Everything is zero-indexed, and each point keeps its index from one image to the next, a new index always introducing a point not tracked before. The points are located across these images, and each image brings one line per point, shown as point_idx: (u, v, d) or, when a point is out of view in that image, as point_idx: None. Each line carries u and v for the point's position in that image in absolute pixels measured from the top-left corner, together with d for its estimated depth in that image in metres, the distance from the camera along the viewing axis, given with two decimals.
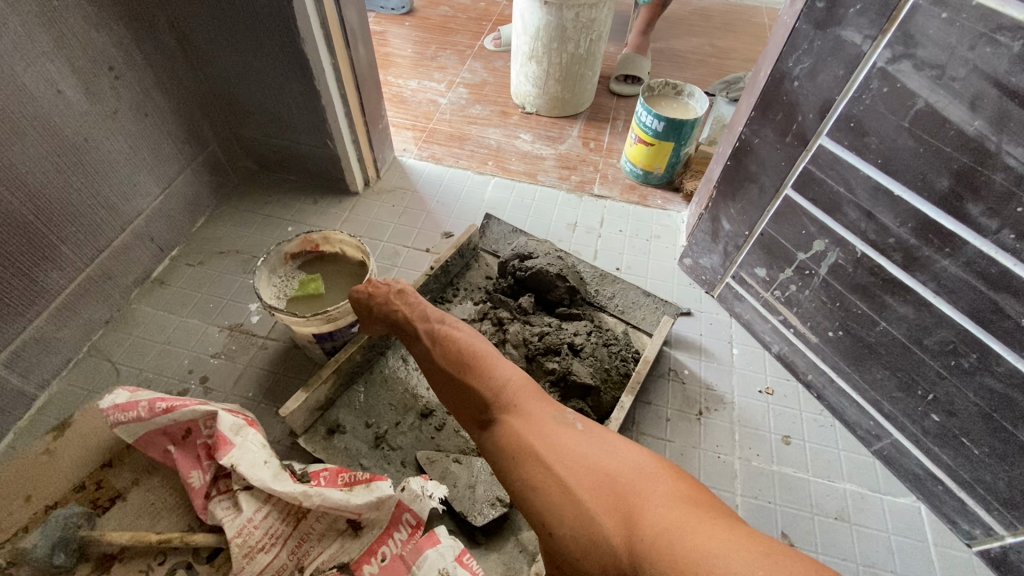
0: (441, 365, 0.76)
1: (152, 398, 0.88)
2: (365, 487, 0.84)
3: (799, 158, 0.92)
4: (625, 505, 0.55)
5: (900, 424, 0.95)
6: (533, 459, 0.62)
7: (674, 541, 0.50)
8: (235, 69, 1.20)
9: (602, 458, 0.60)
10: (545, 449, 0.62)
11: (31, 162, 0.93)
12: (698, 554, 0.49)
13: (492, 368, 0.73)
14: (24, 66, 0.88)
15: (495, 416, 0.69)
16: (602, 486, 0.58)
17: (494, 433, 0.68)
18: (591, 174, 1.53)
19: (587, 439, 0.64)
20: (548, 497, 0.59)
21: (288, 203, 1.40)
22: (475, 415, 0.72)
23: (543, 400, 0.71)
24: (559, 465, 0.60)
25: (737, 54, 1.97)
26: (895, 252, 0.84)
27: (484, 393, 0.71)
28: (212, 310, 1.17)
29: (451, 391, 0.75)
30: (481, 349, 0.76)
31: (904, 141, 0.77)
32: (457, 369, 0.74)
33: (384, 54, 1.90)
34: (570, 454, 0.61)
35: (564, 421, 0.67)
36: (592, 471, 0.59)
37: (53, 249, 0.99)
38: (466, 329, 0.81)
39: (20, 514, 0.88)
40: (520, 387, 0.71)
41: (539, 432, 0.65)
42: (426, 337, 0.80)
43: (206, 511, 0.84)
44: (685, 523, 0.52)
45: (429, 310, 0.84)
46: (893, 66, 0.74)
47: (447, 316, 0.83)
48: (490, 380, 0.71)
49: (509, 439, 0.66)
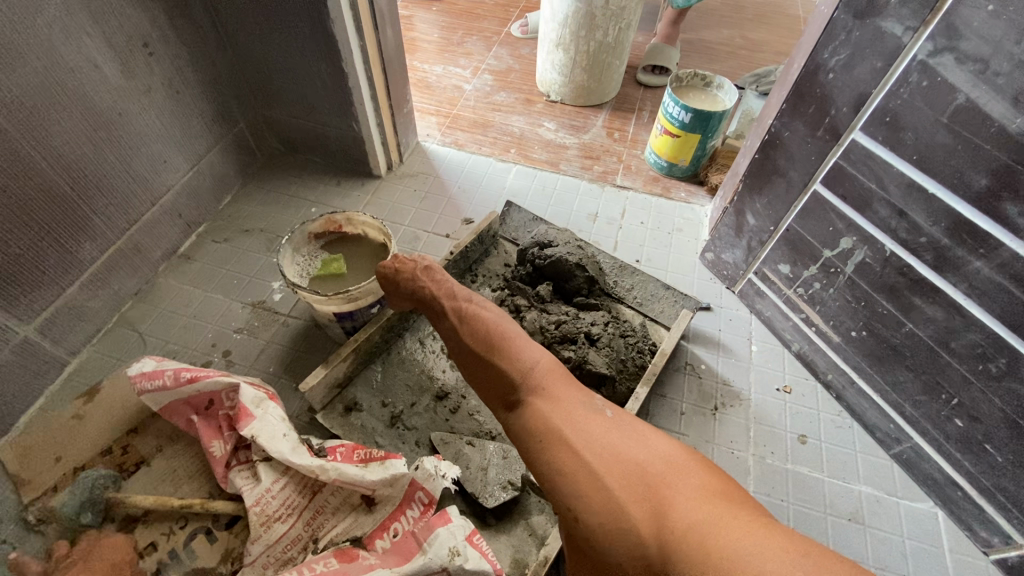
0: (468, 344, 0.77)
1: (177, 368, 0.90)
2: (380, 463, 0.86)
3: (830, 153, 0.90)
4: (656, 496, 0.55)
5: (921, 428, 0.93)
6: (560, 442, 0.62)
7: (707, 536, 0.50)
8: (265, 49, 1.21)
9: (632, 449, 0.60)
10: (574, 434, 0.63)
11: (67, 135, 0.95)
12: (734, 552, 0.48)
13: (519, 350, 0.74)
14: (63, 39, 0.91)
15: (523, 397, 0.69)
16: (631, 475, 0.58)
17: (521, 414, 0.68)
18: (614, 164, 1.52)
19: (615, 427, 0.64)
20: (576, 483, 0.59)
21: (311, 184, 1.42)
22: (501, 396, 0.72)
23: (572, 384, 0.71)
24: (588, 450, 0.61)
25: (768, 46, 1.93)
26: (925, 252, 0.82)
27: (512, 374, 0.71)
28: (236, 286, 1.19)
29: (477, 370, 0.75)
30: (507, 332, 0.77)
31: (942, 137, 0.75)
32: (485, 350, 0.75)
33: (410, 39, 1.90)
34: (598, 442, 0.61)
35: (593, 407, 0.67)
36: (621, 459, 0.59)
37: (86, 220, 1.02)
38: (494, 308, 0.82)
39: (49, 474, 0.92)
40: (548, 370, 0.71)
41: (567, 418, 0.65)
42: (452, 316, 0.81)
43: (226, 480, 0.87)
44: (718, 518, 0.52)
45: (455, 289, 0.85)
46: (935, 58, 0.72)
47: (475, 297, 0.84)
48: (517, 362, 0.72)
49: (536, 421, 0.66)
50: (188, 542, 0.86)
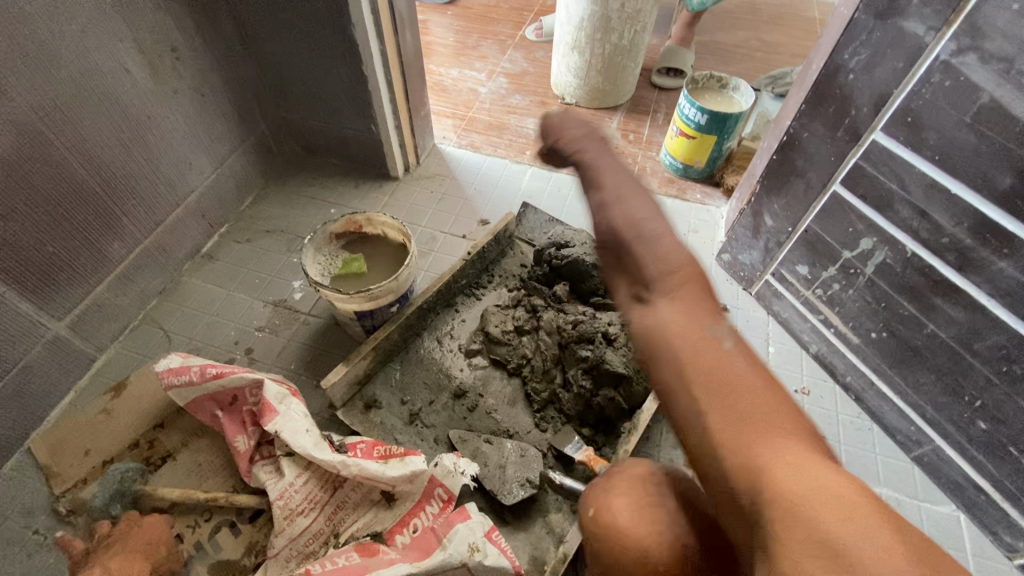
0: (613, 231, 0.68)
1: (203, 364, 0.93)
2: (399, 460, 0.88)
3: (850, 153, 0.90)
4: (754, 445, 0.45)
5: (943, 430, 0.92)
6: (663, 352, 0.53)
7: (801, 500, 0.40)
8: (286, 53, 1.23)
9: (741, 388, 0.49)
10: (686, 350, 0.52)
11: (99, 137, 0.98)
12: (827, 527, 0.38)
13: (667, 251, 0.63)
14: (97, 45, 0.93)
15: (656, 295, 0.59)
16: (732, 413, 0.47)
17: (646, 306, 0.58)
18: (629, 166, 1.53)
19: (731, 358, 0.51)
20: (675, 401, 0.51)
21: (330, 186, 1.44)
22: (632, 288, 0.63)
23: (709, 300, 0.58)
24: (694, 372, 0.50)
25: (784, 48, 1.93)
26: (948, 252, 0.81)
27: (659, 269, 0.62)
28: (259, 285, 1.22)
29: (618, 259, 0.68)
30: (652, 229, 0.66)
31: (965, 138, 0.74)
32: (627, 243, 0.66)
33: (426, 42, 1.93)
34: (705, 366, 0.50)
35: (712, 331, 0.53)
36: (730, 393, 0.48)
37: (116, 220, 1.05)
38: (647, 201, 0.70)
39: (78, 466, 0.95)
40: (691, 277, 0.60)
41: (680, 330, 0.54)
42: (607, 197, 0.71)
43: (250, 474, 0.89)
44: (824, 494, 0.40)
45: (603, 179, 0.74)
46: (958, 58, 0.72)
47: (621, 187, 0.72)
48: (657, 262, 0.62)
49: (648, 323, 0.56)
50: (213, 534, 0.88)
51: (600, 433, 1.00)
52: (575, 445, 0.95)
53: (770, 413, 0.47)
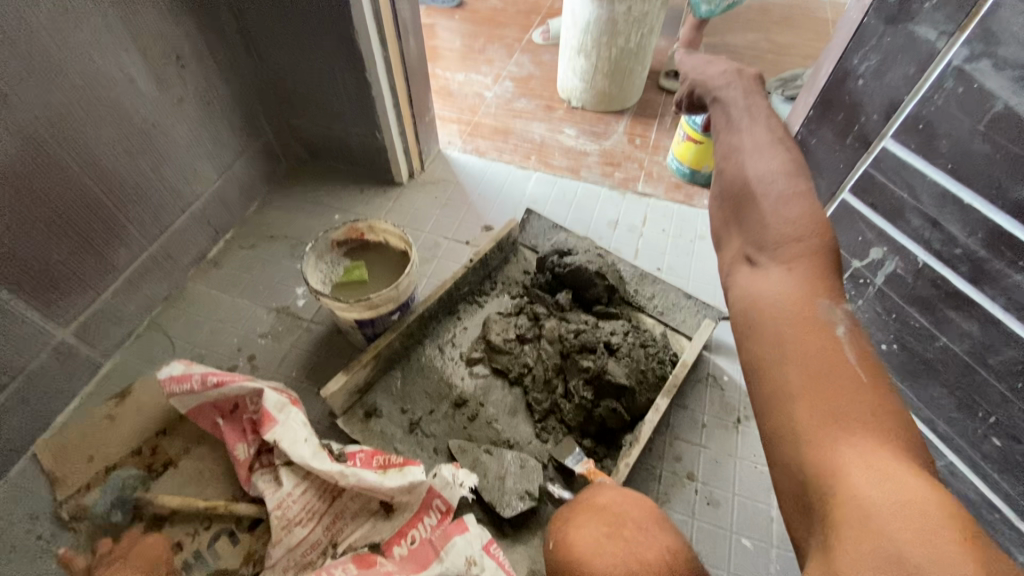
0: (720, 191, 0.72)
1: (204, 372, 0.93)
2: (397, 470, 0.87)
3: (861, 160, 0.88)
4: (842, 444, 0.47)
5: (956, 446, 0.89)
6: (771, 335, 0.56)
7: (877, 511, 0.41)
8: (290, 60, 1.24)
9: (838, 386, 0.50)
10: (795, 336, 0.54)
11: (103, 145, 0.99)
12: (880, 519, 0.41)
13: (784, 212, 0.63)
14: (101, 55, 0.94)
15: (768, 260, 0.62)
16: (826, 408, 0.49)
17: (757, 271, 0.62)
18: (636, 170, 1.51)
19: (835, 355, 0.52)
20: (768, 388, 0.54)
21: (335, 192, 1.44)
22: (743, 246, 0.66)
23: (833, 276, 0.58)
24: (798, 359, 0.53)
25: (796, 50, 1.89)
26: (961, 263, 0.78)
27: (774, 233, 0.63)
28: (262, 292, 1.22)
29: (723, 218, 0.71)
30: (769, 189, 0.66)
31: (979, 146, 0.72)
32: (735, 199, 0.69)
33: (432, 47, 1.92)
34: (803, 360, 0.53)
35: (825, 315, 0.55)
36: (830, 386, 0.50)
37: (120, 227, 1.06)
38: (780, 153, 0.69)
39: (82, 472, 0.96)
40: (812, 250, 0.60)
41: (786, 322, 0.55)
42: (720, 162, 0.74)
43: (249, 483, 0.89)
44: (896, 498, 0.42)
45: (733, 143, 0.74)
46: (971, 64, 0.70)
47: (739, 147, 0.72)
48: (778, 227, 0.63)
49: (764, 300, 0.58)
50: (213, 543, 0.88)
51: (602, 444, 0.98)
52: (575, 457, 0.93)
53: (870, 413, 0.48)
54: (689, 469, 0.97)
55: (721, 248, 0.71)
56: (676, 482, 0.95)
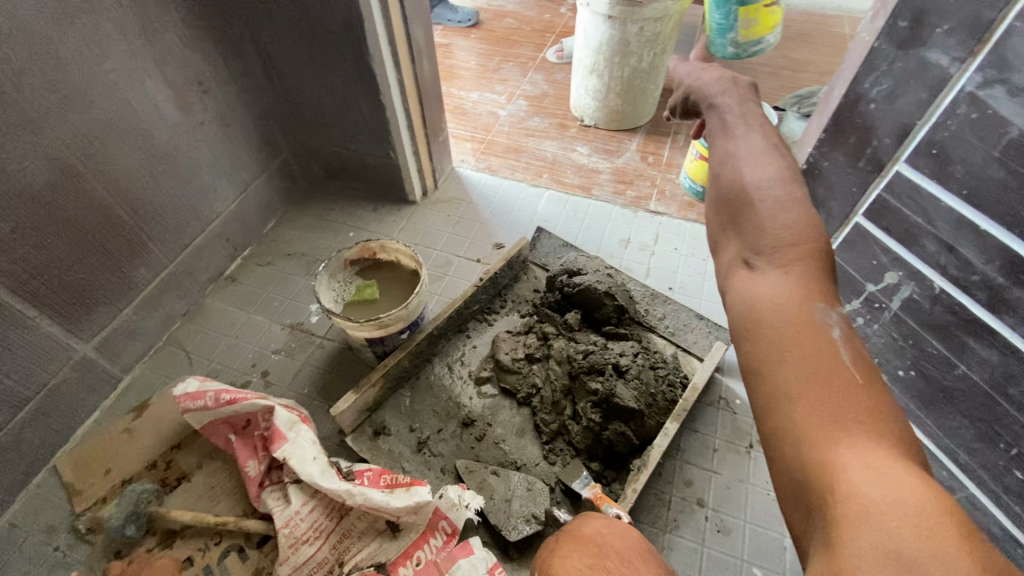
0: (717, 195, 0.71)
1: (218, 390, 0.95)
2: (405, 490, 0.87)
3: (873, 184, 0.88)
4: (840, 442, 0.47)
5: (977, 478, 0.86)
6: (768, 337, 0.56)
7: (873, 505, 0.42)
8: (308, 83, 1.27)
9: (834, 386, 0.51)
10: (793, 338, 0.55)
11: (128, 168, 1.03)
12: (880, 514, 0.41)
13: (778, 220, 0.63)
14: (127, 82, 0.98)
15: (765, 263, 0.62)
16: (821, 407, 0.50)
17: (752, 275, 0.62)
18: (648, 189, 1.51)
19: (831, 354, 0.53)
20: (764, 389, 0.54)
21: (350, 210, 1.47)
22: (740, 251, 0.65)
23: (827, 281, 0.59)
24: (795, 360, 0.53)
25: (812, 66, 1.88)
26: (979, 290, 0.77)
27: (770, 239, 0.63)
28: (277, 308, 1.25)
29: (719, 223, 0.70)
30: (766, 194, 0.66)
31: (994, 172, 0.70)
32: (733, 204, 0.69)
33: (448, 66, 1.96)
34: (799, 361, 0.53)
35: (820, 316, 0.55)
36: (828, 385, 0.51)
37: (142, 246, 1.10)
38: (777, 160, 0.69)
39: (100, 485, 0.98)
40: (807, 256, 0.60)
41: (782, 326, 0.56)
42: (716, 166, 0.74)
43: (258, 500, 0.90)
44: (894, 493, 0.42)
45: (726, 149, 0.74)
46: (984, 90, 0.69)
47: (736, 152, 0.72)
48: (774, 232, 0.63)
49: (762, 301, 0.59)
50: (222, 558, 0.89)
51: (610, 468, 0.97)
52: (583, 481, 0.93)
53: (864, 412, 0.49)
54: (699, 494, 0.95)
55: (717, 252, 0.70)
56: (684, 508, 0.94)
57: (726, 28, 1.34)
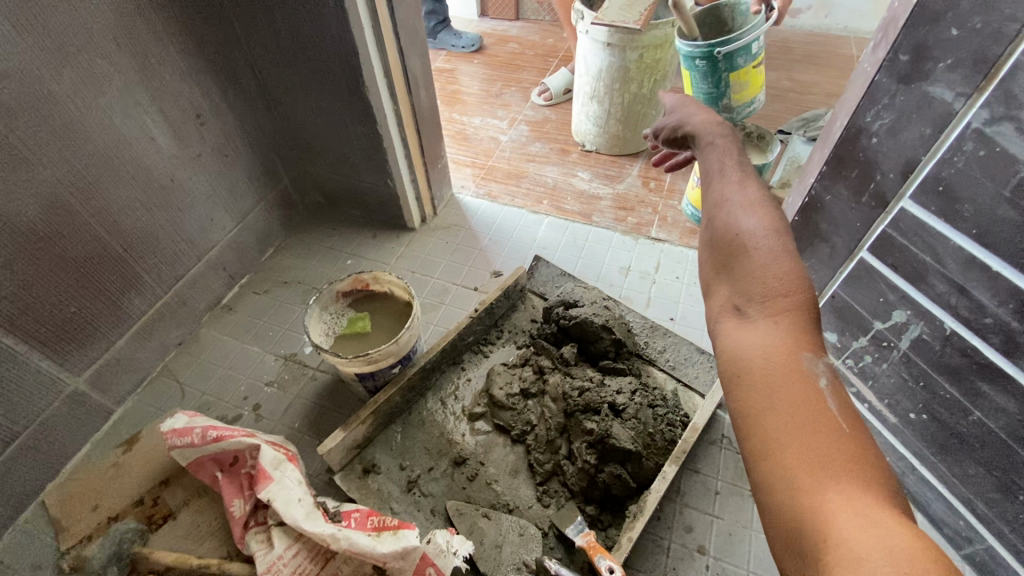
0: (710, 239, 0.68)
1: (205, 426, 0.93)
2: (391, 534, 0.83)
3: (877, 220, 0.85)
4: (828, 488, 0.46)
5: (997, 530, 0.80)
6: (756, 384, 0.54)
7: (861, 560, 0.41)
8: (307, 113, 1.28)
9: (821, 433, 0.49)
10: (780, 384, 0.53)
11: (122, 201, 1.03)
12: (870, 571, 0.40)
13: (769, 267, 0.61)
14: (123, 117, 0.99)
15: (755, 311, 0.59)
16: (810, 454, 0.48)
17: (743, 324, 0.59)
18: (649, 216, 1.48)
19: (818, 401, 0.51)
20: (752, 435, 0.53)
21: (348, 237, 1.46)
22: (730, 298, 0.62)
23: (814, 333, 0.57)
24: (782, 407, 0.52)
25: (818, 88, 1.85)
26: (993, 334, 0.72)
27: (761, 288, 0.60)
28: (272, 339, 1.23)
29: (710, 265, 0.67)
30: (759, 244, 0.62)
31: (1005, 212, 0.67)
32: (725, 249, 0.65)
33: (452, 91, 1.96)
34: (786, 407, 0.52)
35: (807, 364, 0.54)
36: (815, 433, 0.49)
37: (137, 277, 1.09)
38: (770, 207, 0.66)
39: (86, 521, 0.96)
40: (800, 308, 0.58)
41: (771, 375, 0.54)
42: (706, 210, 0.71)
43: (243, 541, 0.88)
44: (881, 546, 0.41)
45: (716, 189, 0.71)
46: (991, 127, 0.66)
47: (730, 197, 0.69)
48: (765, 282, 0.60)
49: (749, 352, 0.56)
50: None
51: (606, 511, 0.93)
52: (577, 527, 0.88)
53: (852, 461, 0.47)
54: (700, 541, 0.91)
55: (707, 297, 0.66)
56: (684, 555, 0.89)
57: (714, 98, 1.37)
